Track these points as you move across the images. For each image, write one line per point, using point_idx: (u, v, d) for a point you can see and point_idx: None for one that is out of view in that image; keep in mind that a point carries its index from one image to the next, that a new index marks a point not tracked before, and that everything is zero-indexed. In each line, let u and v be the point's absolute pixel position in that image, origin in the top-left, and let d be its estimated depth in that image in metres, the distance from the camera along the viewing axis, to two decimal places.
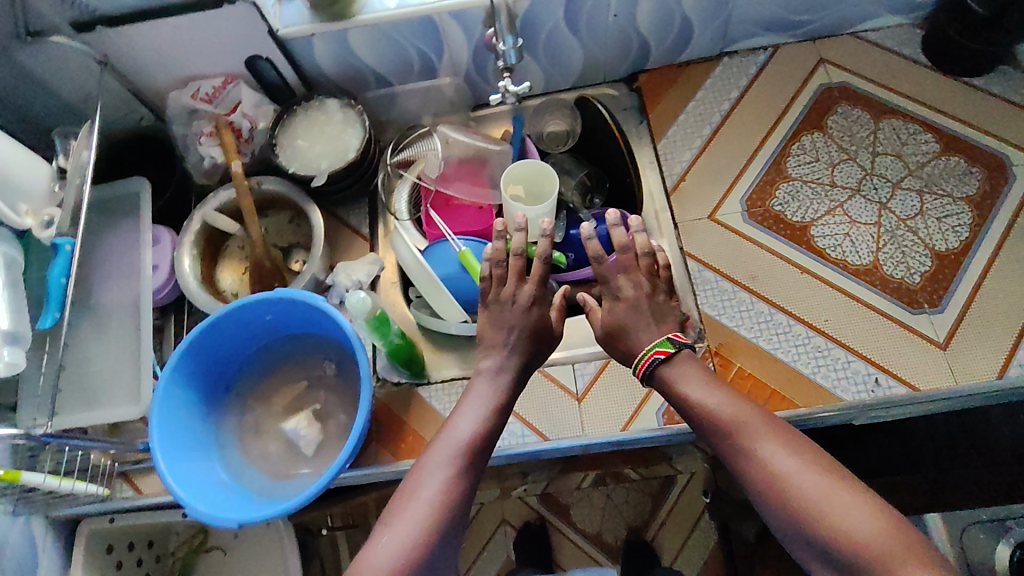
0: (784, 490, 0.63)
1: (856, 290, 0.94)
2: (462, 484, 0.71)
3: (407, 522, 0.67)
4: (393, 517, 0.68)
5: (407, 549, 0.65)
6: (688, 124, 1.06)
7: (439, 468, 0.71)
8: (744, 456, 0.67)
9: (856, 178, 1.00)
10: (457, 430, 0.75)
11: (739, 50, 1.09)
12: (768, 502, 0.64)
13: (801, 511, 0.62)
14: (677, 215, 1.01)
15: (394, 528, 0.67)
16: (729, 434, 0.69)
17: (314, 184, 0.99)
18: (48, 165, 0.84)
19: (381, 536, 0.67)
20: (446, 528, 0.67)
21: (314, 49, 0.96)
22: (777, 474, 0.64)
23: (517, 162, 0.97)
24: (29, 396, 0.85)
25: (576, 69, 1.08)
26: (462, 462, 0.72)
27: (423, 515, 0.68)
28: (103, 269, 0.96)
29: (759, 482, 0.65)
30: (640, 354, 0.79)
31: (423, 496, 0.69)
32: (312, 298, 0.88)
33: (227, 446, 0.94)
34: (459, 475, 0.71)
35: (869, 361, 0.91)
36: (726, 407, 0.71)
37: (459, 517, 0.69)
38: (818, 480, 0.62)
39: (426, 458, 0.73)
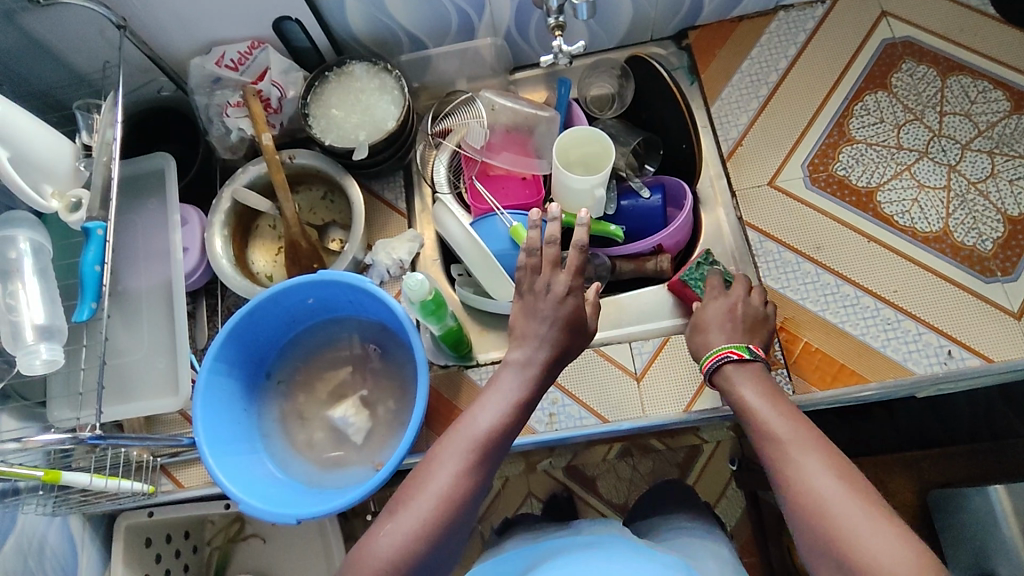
0: (815, 513, 0.57)
1: (928, 259, 0.89)
2: (474, 478, 0.67)
3: (411, 513, 0.64)
4: (399, 506, 0.65)
5: (407, 541, 0.62)
6: (743, 85, 1.01)
7: (451, 459, 0.67)
8: (779, 470, 0.61)
9: (924, 140, 0.95)
10: (475, 420, 0.70)
11: (795, 3, 1.03)
12: (800, 525, 0.58)
13: (828, 536, 0.55)
14: (734, 182, 0.97)
15: (397, 518, 0.64)
16: (771, 442, 0.64)
17: (353, 158, 0.91)
18: (71, 143, 0.78)
19: (385, 524, 0.64)
20: (448, 524, 0.64)
21: (345, 6, 0.90)
22: (812, 492, 0.58)
23: (571, 131, 0.91)
24: (61, 394, 0.82)
25: (623, 26, 1.02)
26: (475, 457, 0.67)
27: (426, 508, 0.64)
28: (130, 255, 0.92)
29: (791, 500, 0.59)
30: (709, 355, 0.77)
31: (432, 487, 0.65)
32: (360, 279, 0.84)
33: (271, 435, 0.90)
34: (470, 470, 0.66)
35: (941, 332, 0.85)
36: (773, 416, 0.66)
37: (465, 513, 0.66)
38: (852, 507, 0.55)
39: (440, 445, 0.69)
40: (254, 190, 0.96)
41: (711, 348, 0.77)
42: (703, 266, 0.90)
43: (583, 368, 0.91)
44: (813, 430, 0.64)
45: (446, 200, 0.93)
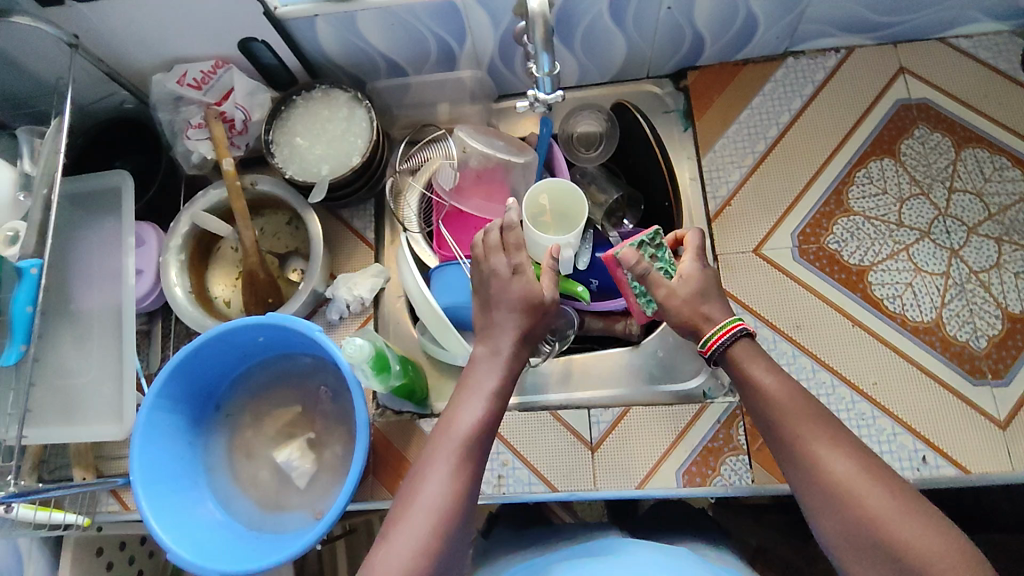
0: (844, 499, 0.57)
1: (915, 353, 0.83)
2: (468, 482, 0.62)
3: (410, 529, 0.59)
4: (394, 524, 0.60)
5: (411, 561, 0.57)
6: (740, 137, 0.94)
7: (438, 468, 0.62)
8: (799, 463, 0.61)
9: (927, 219, 0.87)
10: (456, 425, 0.65)
11: (805, 50, 0.96)
12: (823, 516, 0.58)
13: (864, 528, 0.56)
14: (717, 244, 0.91)
15: (396, 537, 0.59)
16: (783, 432, 0.62)
17: (312, 197, 0.87)
18: (12, 170, 0.75)
19: (382, 545, 0.59)
20: (450, 535, 0.59)
21: (316, 31, 0.85)
22: (843, 484, 0.58)
23: (558, 181, 0.85)
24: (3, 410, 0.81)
25: (617, 62, 0.96)
26: (466, 463, 0.63)
27: (423, 524, 0.59)
28: (83, 273, 0.90)
29: (812, 491, 0.59)
30: (714, 331, 0.69)
31: (424, 500, 0.60)
32: (309, 327, 0.80)
33: (216, 470, 0.88)
34: (461, 475, 0.62)
35: (918, 435, 0.80)
36: (780, 394, 0.64)
37: (464, 522, 0.61)
38: (885, 499, 0.56)
39: (427, 455, 0.64)
40: (213, 214, 0.93)
41: (719, 321, 0.68)
42: (649, 247, 0.79)
43: (536, 431, 0.87)
44: (829, 417, 0.62)
45: (415, 237, 0.91)
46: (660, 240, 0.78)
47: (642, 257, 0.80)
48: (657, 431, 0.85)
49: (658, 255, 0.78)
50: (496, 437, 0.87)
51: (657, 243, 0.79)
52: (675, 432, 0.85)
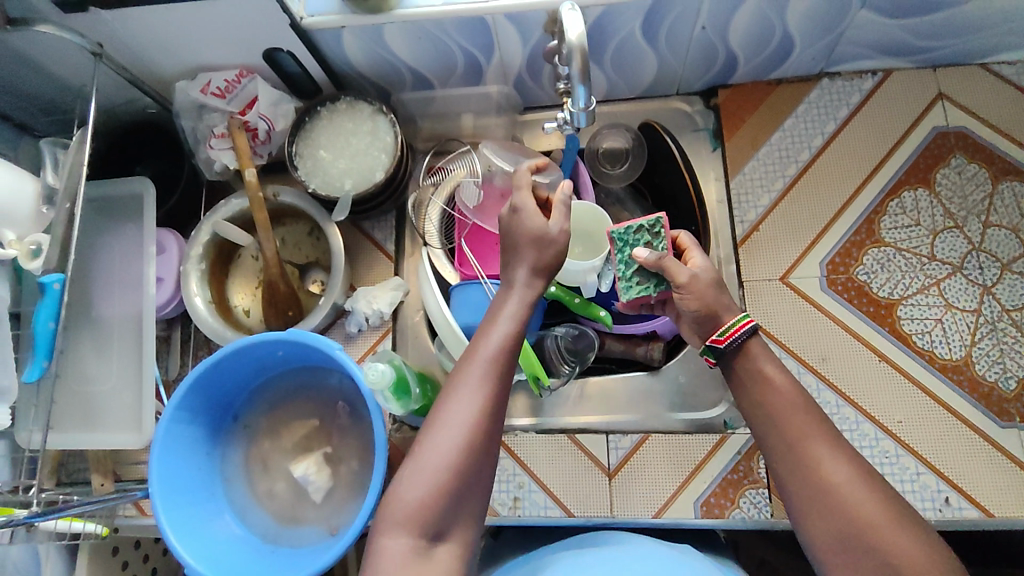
0: (838, 504, 0.57)
1: (942, 392, 0.82)
2: (497, 401, 0.61)
3: (435, 447, 0.59)
4: (421, 442, 0.60)
5: (437, 478, 0.58)
6: (770, 160, 0.92)
7: (467, 386, 0.61)
8: (797, 463, 0.60)
9: (960, 253, 0.86)
10: (484, 344, 0.64)
11: (842, 72, 0.94)
12: (813, 517, 0.58)
13: (856, 530, 0.56)
14: (744, 270, 0.89)
15: (423, 457, 0.59)
16: (781, 431, 0.62)
17: (336, 215, 0.87)
18: (37, 181, 0.74)
19: (408, 463, 0.59)
20: (480, 452, 0.59)
21: (342, 42, 0.83)
22: (838, 491, 0.58)
23: (583, 210, 0.87)
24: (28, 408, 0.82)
25: (647, 78, 0.94)
26: (492, 384, 0.62)
27: (452, 441, 0.59)
28: (104, 280, 0.89)
29: (805, 496, 0.59)
30: (730, 323, 0.67)
31: (453, 417, 0.60)
32: (328, 345, 0.80)
33: (232, 481, 0.88)
34: (490, 393, 0.61)
35: (942, 475, 0.79)
36: (784, 395, 0.64)
37: (492, 440, 0.61)
38: (877, 505, 0.56)
39: (455, 374, 0.63)
40: (235, 223, 0.92)
41: (733, 315, 0.66)
42: (644, 233, 0.74)
43: (555, 454, 0.87)
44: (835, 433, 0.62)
45: (435, 252, 0.91)
46: (662, 229, 0.73)
47: (635, 242, 0.74)
48: (675, 460, 0.85)
49: (654, 245, 0.73)
50: (513, 459, 0.88)
51: (657, 232, 0.73)
52: (694, 462, 0.85)
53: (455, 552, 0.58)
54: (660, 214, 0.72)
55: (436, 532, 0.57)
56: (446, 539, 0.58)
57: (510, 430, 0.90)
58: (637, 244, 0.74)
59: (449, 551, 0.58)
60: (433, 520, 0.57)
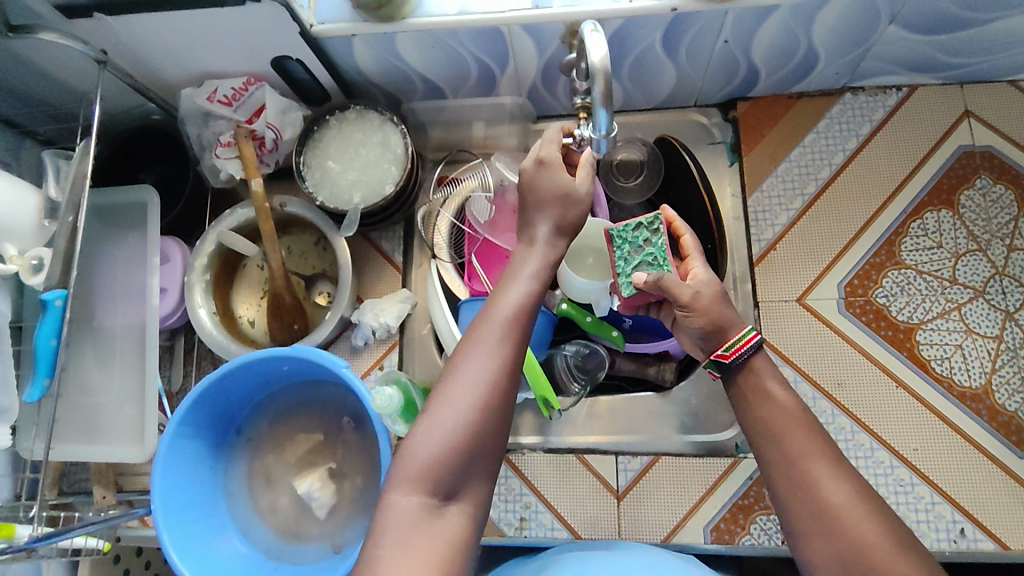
0: (838, 527, 0.56)
1: (961, 421, 0.80)
2: (512, 364, 0.61)
3: (450, 404, 0.58)
4: (435, 399, 0.59)
5: (451, 435, 0.57)
6: (789, 177, 0.90)
7: (482, 347, 0.60)
8: (797, 482, 0.59)
9: (983, 277, 0.83)
10: (499, 308, 0.63)
11: (865, 86, 0.91)
12: (814, 537, 0.57)
13: (856, 552, 0.55)
14: (760, 290, 0.87)
15: (437, 413, 0.58)
16: (780, 449, 0.61)
17: (344, 232, 0.85)
18: (38, 193, 0.72)
19: (423, 419, 0.58)
20: (495, 412, 0.58)
21: (353, 50, 0.81)
22: (839, 513, 0.56)
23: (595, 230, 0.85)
24: (28, 421, 0.81)
25: (665, 90, 0.91)
26: (508, 346, 0.61)
27: (468, 399, 0.58)
28: (107, 290, 0.88)
29: (807, 517, 0.58)
30: (736, 337, 0.66)
31: (468, 376, 0.59)
32: (335, 364, 0.78)
33: (235, 495, 0.87)
34: (505, 355, 0.60)
35: (957, 506, 0.78)
36: (784, 412, 0.62)
37: (507, 402, 0.60)
38: (879, 529, 0.55)
39: (470, 334, 0.62)
40: (240, 233, 0.90)
41: (737, 331, 0.65)
42: (643, 230, 0.72)
43: (562, 474, 0.86)
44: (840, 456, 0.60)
45: (444, 265, 0.89)
46: (661, 226, 0.72)
47: (634, 240, 0.72)
48: (685, 483, 0.83)
49: (653, 242, 0.71)
50: (520, 479, 0.86)
51: (656, 229, 0.72)
52: (704, 486, 0.83)
53: (466, 512, 0.57)
54: (659, 209, 0.71)
55: (449, 489, 0.56)
56: (458, 498, 0.57)
57: (517, 449, 0.88)
58: (637, 241, 0.72)
59: (460, 510, 0.57)
60: (446, 477, 0.56)
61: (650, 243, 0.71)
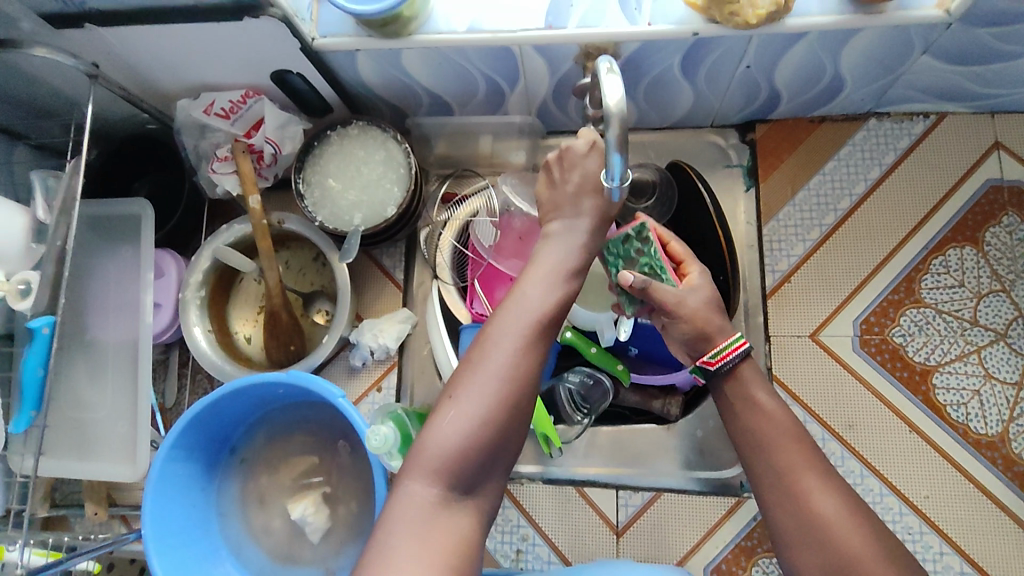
0: (826, 538, 0.54)
1: (976, 470, 0.77)
2: (537, 357, 0.57)
3: (472, 395, 0.55)
4: (456, 388, 0.56)
5: (473, 429, 0.54)
6: (808, 206, 0.86)
7: (508, 336, 0.57)
8: (784, 492, 0.57)
9: (1005, 320, 0.80)
10: (528, 295, 0.59)
11: (891, 112, 0.87)
12: (800, 548, 0.55)
13: (843, 563, 0.53)
14: (771, 324, 0.84)
15: (458, 404, 0.55)
16: (768, 459, 0.59)
17: (342, 260, 0.82)
18: (26, 214, 0.69)
19: (442, 411, 0.55)
20: (518, 405, 0.55)
21: (356, 64, 0.77)
22: (827, 522, 0.54)
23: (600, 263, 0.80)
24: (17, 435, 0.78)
25: (681, 110, 0.87)
26: (534, 337, 0.58)
27: (491, 389, 0.55)
28: (100, 303, 0.85)
29: (793, 528, 0.56)
30: (723, 345, 0.63)
31: (492, 365, 0.56)
32: (331, 392, 0.75)
33: (228, 515, 0.86)
34: (531, 346, 0.57)
35: (967, 558, 0.75)
36: (776, 425, 0.60)
37: (529, 394, 0.57)
38: (866, 539, 0.53)
39: (492, 322, 0.59)
40: (236, 248, 0.88)
41: (725, 339, 0.62)
42: (632, 242, 0.68)
43: (561, 507, 0.85)
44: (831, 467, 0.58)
45: (447, 287, 0.87)
46: (650, 233, 0.67)
47: (626, 253, 0.69)
48: (686, 521, 0.82)
49: (644, 251, 0.67)
50: (518, 510, 0.85)
51: (645, 238, 0.67)
52: (705, 526, 0.82)
53: (480, 507, 0.55)
54: (640, 221, 0.66)
55: (466, 484, 0.54)
56: (474, 492, 0.54)
57: (516, 478, 0.87)
58: (628, 255, 0.68)
59: (475, 505, 0.55)
60: (465, 471, 0.54)
61: (641, 255, 0.67)
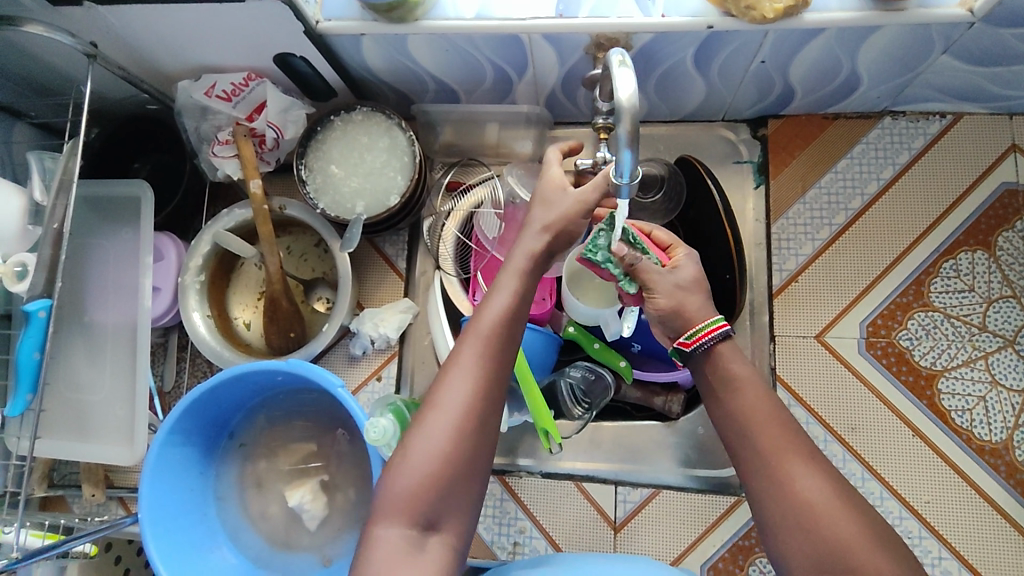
0: (812, 522, 0.50)
1: (978, 477, 0.77)
2: (492, 387, 0.56)
3: (428, 433, 0.54)
4: (414, 426, 0.55)
5: (428, 469, 0.52)
6: (818, 205, 0.85)
7: (462, 369, 0.56)
8: (767, 477, 0.53)
9: (1015, 327, 0.79)
10: (482, 321, 0.58)
11: (907, 111, 0.85)
12: (786, 535, 0.51)
13: (832, 551, 0.48)
14: (777, 324, 0.83)
15: (413, 444, 0.54)
16: (751, 444, 0.55)
17: (342, 247, 0.80)
18: (22, 195, 0.68)
19: (400, 451, 0.54)
20: (473, 439, 0.54)
21: (360, 48, 0.75)
22: (813, 506, 0.50)
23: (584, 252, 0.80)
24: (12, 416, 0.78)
25: (691, 103, 0.86)
26: (490, 367, 0.56)
27: (443, 428, 0.53)
28: (98, 285, 0.84)
29: (778, 513, 0.52)
30: (698, 327, 0.59)
31: (444, 402, 0.54)
32: (331, 382, 0.74)
33: (225, 499, 0.85)
34: (485, 378, 0.55)
35: (966, 563, 0.75)
36: (757, 408, 0.56)
37: (490, 426, 0.55)
38: (855, 523, 0.49)
39: (449, 356, 0.58)
40: (237, 233, 0.86)
41: (703, 319, 0.59)
42: None
43: (558, 501, 0.84)
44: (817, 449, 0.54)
45: (449, 278, 0.84)
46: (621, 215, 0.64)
47: None
48: (684, 519, 0.82)
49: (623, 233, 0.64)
50: (516, 503, 0.85)
51: None
52: (704, 524, 0.81)
53: (449, 542, 0.53)
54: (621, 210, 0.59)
55: (428, 523, 0.52)
56: (439, 530, 0.53)
57: (515, 471, 0.86)
58: None
59: (443, 541, 0.53)
60: (426, 508, 0.52)
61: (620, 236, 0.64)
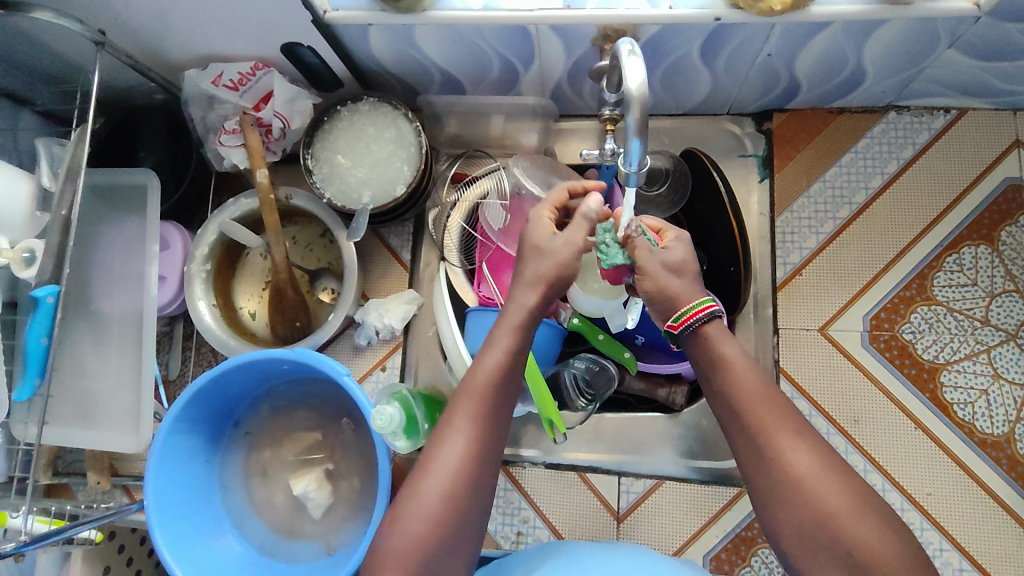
0: (802, 495, 0.51)
1: (979, 469, 0.77)
2: (487, 444, 0.56)
3: (422, 493, 0.54)
4: (409, 485, 0.55)
5: (422, 530, 0.53)
6: (822, 199, 0.85)
7: (456, 429, 0.56)
8: (756, 452, 0.53)
9: (1017, 321, 0.80)
10: (477, 377, 0.58)
11: (911, 106, 0.85)
12: (775, 506, 0.52)
13: (821, 521, 0.50)
14: (780, 317, 0.84)
15: (408, 505, 0.54)
16: (738, 417, 0.55)
17: (349, 236, 0.81)
18: (31, 181, 0.68)
19: (396, 511, 0.55)
20: (467, 498, 0.54)
21: (368, 38, 0.75)
22: (802, 478, 0.51)
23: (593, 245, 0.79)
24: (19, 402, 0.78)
25: (696, 96, 0.86)
26: (485, 426, 0.57)
27: (437, 490, 0.54)
28: (103, 274, 0.84)
29: (766, 485, 0.53)
30: (687, 307, 0.57)
31: (439, 463, 0.55)
32: (335, 368, 0.74)
33: (230, 487, 0.86)
34: (479, 437, 0.56)
35: (967, 554, 0.75)
36: (745, 385, 0.55)
37: (484, 484, 0.56)
38: (843, 495, 0.50)
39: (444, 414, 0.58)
40: (243, 222, 0.87)
41: (689, 300, 0.57)
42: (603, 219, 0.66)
43: (562, 492, 0.85)
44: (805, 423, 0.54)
45: (453, 269, 0.85)
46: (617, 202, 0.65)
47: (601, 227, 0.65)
48: (687, 510, 0.82)
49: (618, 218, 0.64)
50: (519, 493, 0.85)
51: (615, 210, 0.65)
52: (707, 515, 0.82)
53: None
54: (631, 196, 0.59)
55: None
56: None
57: (518, 461, 0.87)
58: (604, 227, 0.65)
59: None
60: (422, 565, 0.52)
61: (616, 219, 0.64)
